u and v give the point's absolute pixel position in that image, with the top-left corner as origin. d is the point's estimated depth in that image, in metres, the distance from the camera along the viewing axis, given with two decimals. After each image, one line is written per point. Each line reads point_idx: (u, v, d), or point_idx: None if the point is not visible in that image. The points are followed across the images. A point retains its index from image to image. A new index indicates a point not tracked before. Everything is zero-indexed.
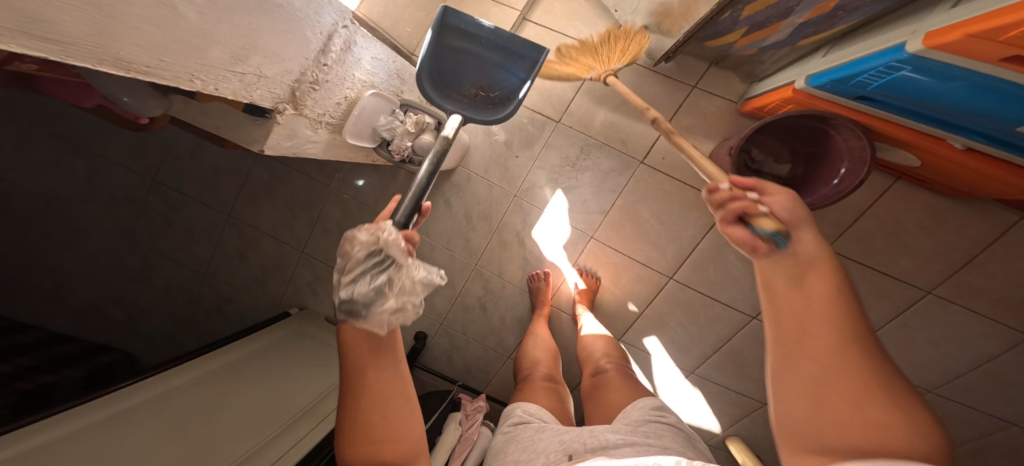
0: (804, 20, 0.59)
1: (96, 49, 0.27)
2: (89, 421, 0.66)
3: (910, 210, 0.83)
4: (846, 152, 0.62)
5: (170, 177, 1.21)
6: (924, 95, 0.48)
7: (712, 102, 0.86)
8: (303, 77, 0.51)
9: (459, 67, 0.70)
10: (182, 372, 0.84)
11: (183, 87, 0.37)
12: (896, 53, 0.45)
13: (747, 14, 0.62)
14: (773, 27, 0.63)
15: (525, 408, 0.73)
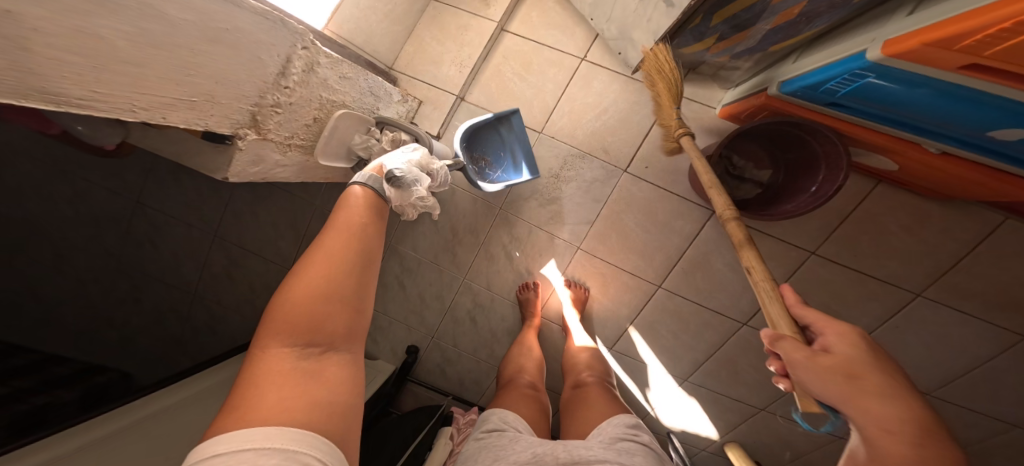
0: (772, 27, 0.58)
1: (13, 84, 0.25)
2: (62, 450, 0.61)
3: (896, 212, 0.81)
4: (823, 157, 0.61)
5: (153, 198, 1.19)
6: (894, 101, 0.47)
7: (691, 108, 0.86)
8: (262, 101, 0.50)
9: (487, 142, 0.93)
10: (165, 395, 0.80)
11: (125, 118, 0.36)
12: (858, 61, 0.44)
13: (716, 23, 0.61)
14: (743, 34, 0.62)
15: (502, 415, 0.72)
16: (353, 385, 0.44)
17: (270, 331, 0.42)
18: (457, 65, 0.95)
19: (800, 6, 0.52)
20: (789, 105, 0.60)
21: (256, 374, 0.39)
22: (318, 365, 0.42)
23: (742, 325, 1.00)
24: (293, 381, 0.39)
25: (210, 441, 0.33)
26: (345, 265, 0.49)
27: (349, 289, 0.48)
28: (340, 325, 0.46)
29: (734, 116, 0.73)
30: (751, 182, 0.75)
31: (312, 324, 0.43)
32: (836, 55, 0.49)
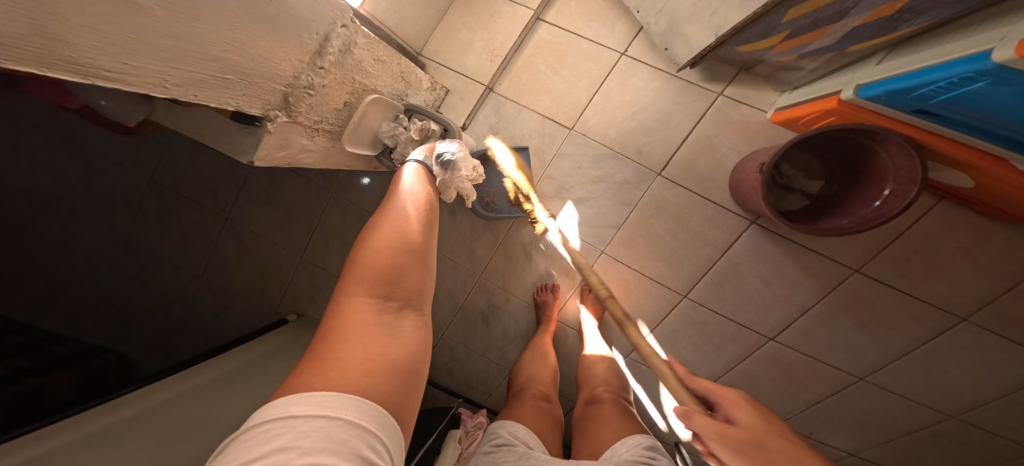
0: (859, 24, 0.53)
1: (41, 51, 0.22)
2: (45, 449, 0.57)
3: (950, 231, 0.77)
4: (892, 171, 0.54)
5: (167, 178, 1.15)
6: (1000, 109, 0.42)
7: (739, 111, 0.81)
8: (296, 81, 0.46)
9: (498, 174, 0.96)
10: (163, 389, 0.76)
11: (155, 95, 0.32)
12: (976, 62, 0.39)
13: (791, 17, 0.57)
14: (822, 31, 0.58)
15: (512, 429, 0.66)
16: (424, 347, 0.43)
17: (350, 291, 0.43)
18: (488, 54, 0.90)
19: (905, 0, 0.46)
20: (862, 110, 0.55)
21: (342, 329, 0.39)
22: (396, 321, 0.42)
23: (768, 340, 0.94)
24: (374, 339, 0.39)
25: (282, 400, 0.31)
26: (411, 228, 0.51)
27: (419, 251, 0.50)
28: (411, 283, 0.46)
29: (789, 122, 0.68)
30: (799, 193, 0.69)
31: (385, 285, 0.44)
32: (941, 56, 0.44)
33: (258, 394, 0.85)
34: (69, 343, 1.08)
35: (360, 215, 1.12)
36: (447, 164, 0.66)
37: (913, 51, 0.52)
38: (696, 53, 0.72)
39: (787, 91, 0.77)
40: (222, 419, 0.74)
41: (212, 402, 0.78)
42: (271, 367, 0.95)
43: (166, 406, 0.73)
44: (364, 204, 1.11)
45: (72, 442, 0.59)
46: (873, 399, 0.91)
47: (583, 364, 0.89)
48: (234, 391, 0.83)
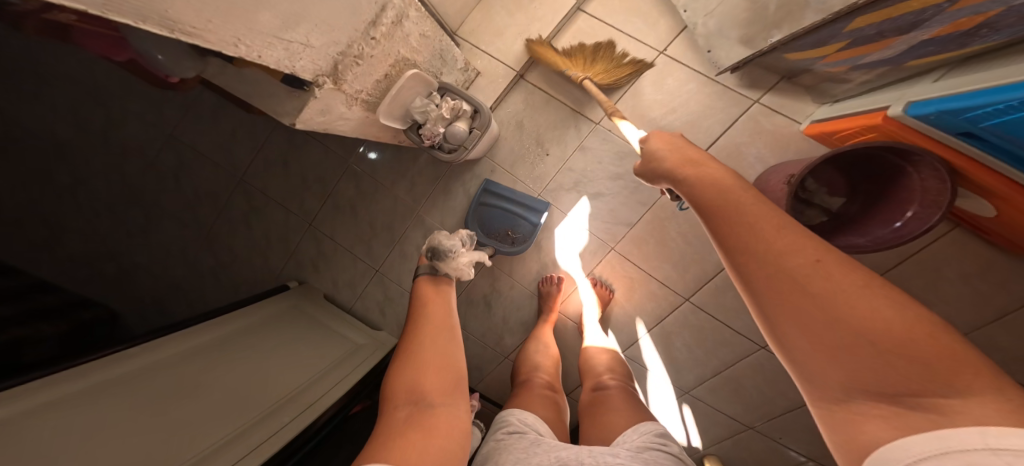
0: (930, 37, 0.48)
1: (146, 2, 0.21)
2: (28, 406, 0.56)
3: (951, 258, 0.80)
4: (920, 193, 0.56)
5: (192, 134, 1.15)
6: None
7: (773, 121, 0.78)
8: (348, 50, 0.46)
9: (495, 216, 1.04)
10: (163, 347, 0.76)
11: (225, 53, 0.31)
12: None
13: (855, 26, 0.53)
14: (885, 43, 0.53)
15: (521, 417, 0.66)
16: (462, 437, 0.43)
17: (388, 401, 0.45)
18: (524, 40, 0.89)
19: (989, 13, 0.41)
20: (908, 130, 0.52)
21: (387, 434, 0.40)
22: (429, 416, 0.43)
23: (758, 348, 0.97)
24: (416, 435, 0.39)
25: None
26: (434, 324, 0.55)
27: (443, 352, 0.52)
28: (433, 382, 0.47)
29: (821, 135, 0.69)
30: (817, 208, 0.70)
31: (421, 381, 0.46)
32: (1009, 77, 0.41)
33: (251, 361, 0.85)
34: None
35: (374, 189, 1.12)
36: (437, 268, 0.63)
37: (977, 70, 0.47)
38: (741, 59, 0.72)
39: (828, 104, 0.72)
40: (216, 387, 0.75)
41: (204, 368, 0.78)
42: (267, 338, 0.95)
43: (158, 369, 0.73)
44: (379, 178, 1.11)
45: (65, 399, 0.60)
46: None
47: (586, 357, 0.92)
48: (229, 356, 0.84)
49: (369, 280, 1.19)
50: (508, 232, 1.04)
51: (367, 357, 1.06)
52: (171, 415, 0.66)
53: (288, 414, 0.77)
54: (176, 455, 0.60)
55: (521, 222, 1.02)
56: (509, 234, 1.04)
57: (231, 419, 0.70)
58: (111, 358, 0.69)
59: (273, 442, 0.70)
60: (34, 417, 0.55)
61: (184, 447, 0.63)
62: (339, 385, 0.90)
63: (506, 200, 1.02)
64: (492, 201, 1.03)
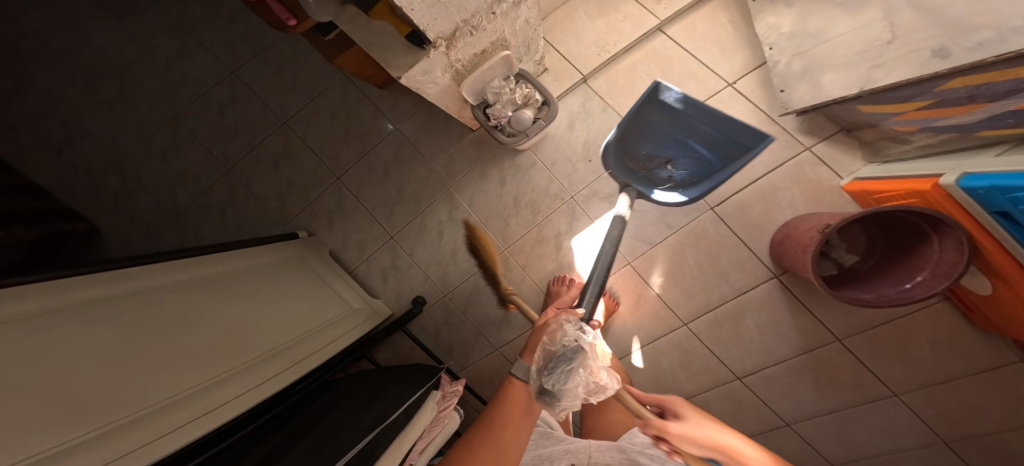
0: (1017, 109, 0.44)
1: None
2: (93, 295, 0.56)
3: (939, 333, 0.84)
4: (934, 263, 0.61)
5: (248, 63, 1.12)
6: None
7: (817, 171, 0.84)
8: (470, 20, 0.49)
9: (649, 139, 0.73)
10: (191, 265, 0.76)
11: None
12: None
13: (947, 86, 0.49)
14: (967, 108, 0.50)
15: None
16: None
17: None
18: (600, 46, 0.93)
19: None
20: (949, 198, 0.58)
21: None
22: None
23: (733, 379, 1.02)
24: None
25: None
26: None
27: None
28: None
29: (861, 190, 0.74)
30: (832, 260, 0.78)
31: None
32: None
33: (251, 304, 0.85)
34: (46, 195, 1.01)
35: (412, 158, 1.13)
36: (553, 398, 0.56)
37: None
38: (815, 103, 0.71)
39: (874, 163, 0.79)
40: (228, 320, 0.76)
41: (213, 300, 0.75)
42: (266, 283, 0.94)
43: (171, 290, 0.69)
44: (419, 149, 1.12)
45: (116, 294, 0.60)
46: (791, 444, 1.01)
47: None
48: (242, 293, 0.84)
49: (380, 246, 1.20)
50: (665, 165, 0.74)
51: (354, 324, 1.09)
52: (196, 335, 0.67)
53: (273, 369, 0.80)
54: (179, 381, 0.59)
55: (689, 157, 0.73)
56: (665, 167, 0.74)
57: (235, 356, 0.72)
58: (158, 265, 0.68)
59: (256, 393, 0.73)
60: (91, 310, 0.54)
61: (199, 369, 0.64)
62: (320, 351, 0.93)
63: (679, 117, 0.70)
64: (651, 118, 0.72)
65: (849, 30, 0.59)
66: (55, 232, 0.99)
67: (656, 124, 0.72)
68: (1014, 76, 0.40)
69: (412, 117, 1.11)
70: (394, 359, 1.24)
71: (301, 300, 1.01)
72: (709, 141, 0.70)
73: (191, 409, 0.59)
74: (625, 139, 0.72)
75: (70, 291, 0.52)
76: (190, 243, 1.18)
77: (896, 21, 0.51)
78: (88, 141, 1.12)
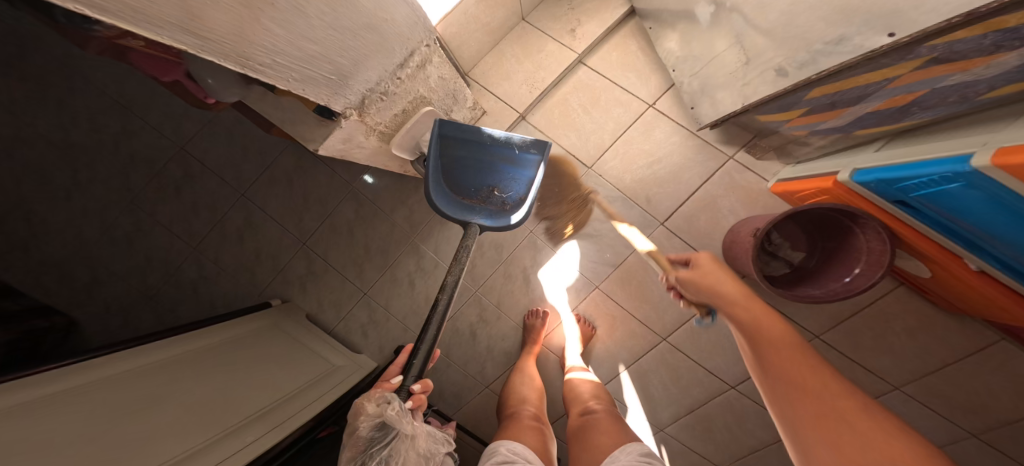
0: (873, 110, 0.51)
1: (231, 48, 0.30)
2: (23, 399, 0.56)
3: (904, 313, 0.84)
4: (866, 253, 0.63)
5: (200, 144, 1.15)
6: (966, 212, 0.44)
7: (746, 177, 0.88)
8: (376, 87, 0.53)
9: (469, 171, 0.72)
10: (147, 353, 0.76)
11: (283, 88, 0.39)
12: (957, 163, 0.40)
13: (812, 96, 0.54)
14: (837, 112, 0.56)
15: (510, 447, 0.64)
16: None
17: None
18: (529, 85, 0.98)
19: (919, 93, 0.43)
20: (853, 193, 0.61)
21: None
22: None
23: (728, 387, 1.00)
24: None
25: None
26: None
27: None
28: None
29: (785, 192, 0.78)
30: (781, 260, 0.80)
31: None
32: (919, 155, 0.47)
33: (222, 377, 0.81)
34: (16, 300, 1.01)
35: (373, 211, 1.15)
36: None
37: (909, 143, 0.52)
38: (719, 116, 0.75)
39: (791, 164, 0.83)
40: (194, 394, 0.73)
41: (178, 380, 0.74)
42: (239, 356, 0.90)
43: (121, 382, 0.68)
44: (378, 200, 1.15)
45: (53, 393, 0.60)
46: None
47: (569, 387, 0.91)
48: (213, 366, 0.82)
49: (355, 302, 1.19)
50: (494, 194, 0.73)
51: (341, 378, 1.02)
52: (149, 416, 0.64)
53: (252, 433, 0.73)
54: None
55: (510, 175, 0.72)
56: (495, 194, 0.73)
57: (201, 428, 0.68)
58: (111, 358, 0.70)
59: (233, 460, 0.66)
60: (15, 416, 0.53)
61: (153, 447, 0.59)
62: (308, 407, 0.86)
63: (475, 148, 0.70)
64: (457, 152, 0.69)
65: (722, 50, 0.64)
66: (33, 331, 0.98)
67: (464, 156, 0.70)
68: (856, 85, 0.47)
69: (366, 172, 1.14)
70: None
71: (284, 365, 0.97)
72: (512, 161, 0.71)
73: None
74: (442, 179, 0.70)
75: None
76: (169, 326, 1.18)
77: (747, 47, 0.58)
78: (53, 242, 1.13)
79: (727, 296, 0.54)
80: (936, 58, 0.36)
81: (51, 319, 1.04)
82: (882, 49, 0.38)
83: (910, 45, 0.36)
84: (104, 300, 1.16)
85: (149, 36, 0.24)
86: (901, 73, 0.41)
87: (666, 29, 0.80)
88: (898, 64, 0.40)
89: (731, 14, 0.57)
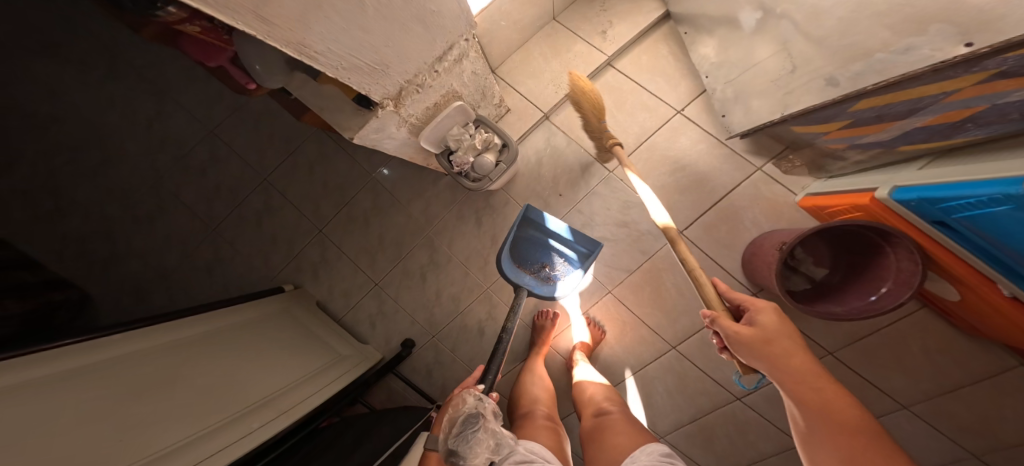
0: (924, 125, 0.50)
1: (293, 35, 0.30)
2: (79, 363, 0.57)
3: (922, 335, 0.83)
4: (894, 272, 0.62)
5: (225, 126, 1.16)
6: (1012, 236, 0.43)
7: (771, 189, 0.87)
8: (414, 79, 0.53)
9: (529, 248, 0.93)
10: (180, 328, 0.76)
11: (330, 74, 0.39)
12: (1008, 185, 0.39)
13: (857, 107, 0.54)
14: (883, 125, 0.55)
15: (526, 445, 0.61)
16: None
17: None
18: (556, 85, 0.98)
19: (977, 109, 0.42)
20: (889, 211, 0.60)
21: None
22: None
23: (734, 399, 0.99)
24: None
25: None
26: None
27: None
28: None
29: (815, 206, 0.77)
30: (802, 276, 0.79)
31: None
32: (965, 174, 0.46)
33: (238, 359, 0.82)
34: (34, 270, 1.02)
35: (391, 203, 1.15)
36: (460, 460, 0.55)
37: (955, 162, 0.52)
38: (753, 125, 0.76)
39: (822, 178, 0.82)
40: (214, 374, 0.74)
41: (201, 358, 0.75)
42: (255, 340, 0.91)
43: (154, 353, 0.68)
44: (395, 193, 1.15)
45: (102, 358, 0.60)
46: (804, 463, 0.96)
47: (578, 390, 0.91)
48: (231, 347, 0.83)
49: (366, 292, 1.19)
50: (543, 268, 0.93)
51: (344, 370, 1.05)
52: (176, 394, 0.65)
53: (258, 420, 0.76)
54: (155, 445, 0.57)
55: (561, 262, 0.93)
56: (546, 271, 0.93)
57: (215, 411, 0.69)
58: (153, 328, 0.71)
59: (239, 446, 0.69)
60: (72, 380, 0.54)
61: (175, 427, 0.61)
62: (309, 399, 0.89)
63: (542, 233, 0.92)
64: (527, 231, 0.92)
65: (764, 58, 0.65)
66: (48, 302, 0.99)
67: (531, 235, 0.92)
68: (909, 97, 0.46)
69: (387, 165, 1.15)
70: (387, 404, 1.19)
71: (292, 351, 0.98)
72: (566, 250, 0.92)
73: None
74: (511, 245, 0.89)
75: (52, 362, 0.52)
76: (181, 305, 1.19)
77: (793, 55, 0.59)
78: (73, 215, 1.14)
79: (769, 332, 0.48)
80: (1003, 72, 0.35)
81: (66, 292, 1.05)
82: (951, 61, 0.37)
83: (978, 58, 0.35)
84: (120, 276, 1.17)
85: (221, 17, 0.24)
86: (961, 87, 0.40)
87: (702, 35, 0.82)
88: (961, 77, 0.39)
89: (779, 20, 0.58)
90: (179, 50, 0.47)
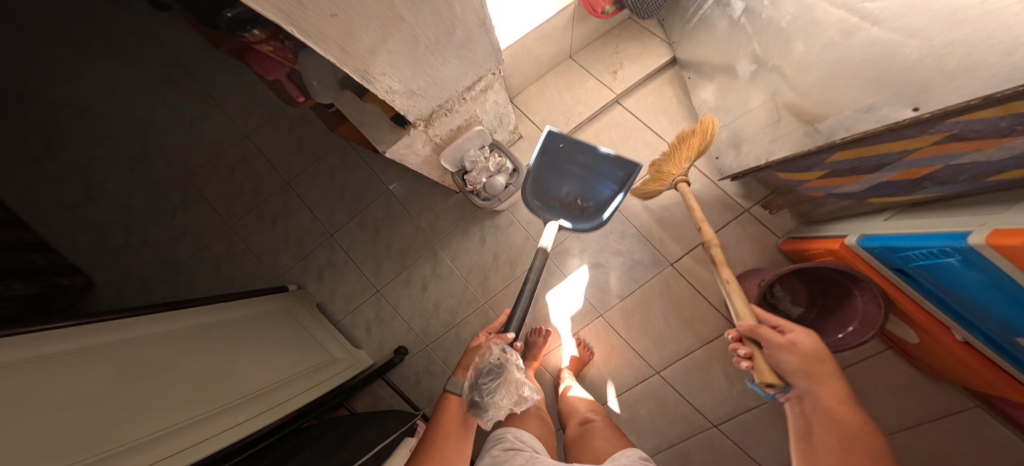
0: (889, 179, 0.57)
1: (361, 63, 0.37)
2: (88, 343, 0.59)
3: (890, 374, 0.86)
4: (860, 313, 0.67)
5: (255, 128, 1.23)
6: (960, 285, 0.49)
7: (757, 229, 0.94)
8: (444, 104, 0.60)
9: (558, 179, 0.88)
10: (184, 316, 0.78)
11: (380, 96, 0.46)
12: (954, 239, 0.45)
13: (833, 159, 0.61)
14: (855, 178, 0.62)
15: (516, 434, 0.67)
16: None
17: None
18: (568, 116, 1.07)
19: (933, 168, 0.50)
20: (857, 256, 0.66)
21: None
22: None
23: (710, 426, 1.01)
24: None
25: None
26: None
27: None
28: None
29: (794, 249, 0.84)
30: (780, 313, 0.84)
31: None
32: (922, 228, 0.52)
33: (234, 352, 0.84)
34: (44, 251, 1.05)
35: (402, 214, 1.21)
36: (482, 403, 0.61)
37: (915, 216, 0.58)
38: (742, 169, 0.83)
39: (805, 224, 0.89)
40: (209, 365, 0.76)
41: (199, 348, 0.77)
42: (251, 334, 0.93)
43: (157, 339, 0.71)
44: (406, 204, 1.21)
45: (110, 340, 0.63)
46: None
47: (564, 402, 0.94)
48: (229, 339, 0.85)
49: (366, 298, 1.22)
50: (576, 202, 0.88)
51: (334, 373, 1.06)
52: (171, 381, 0.67)
53: (245, 413, 0.77)
54: (145, 429, 0.58)
55: (594, 188, 0.87)
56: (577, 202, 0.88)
57: (207, 400, 0.71)
58: (160, 315, 0.73)
59: (225, 437, 0.70)
60: (77, 358, 0.56)
61: (166, 412, 0.63)
62: (296, 398, 0.90)
63: (570, 161, 0.85)
64: (553, 162, 0.86)
65: (757, 105, 0.73)
66: (53, 285, 1.01)
67: (558, 165, 0.86)
68: (876, 153, 0.53)
69: (403, 179, 1.21)
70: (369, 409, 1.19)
71: (286, 349, 1.00)
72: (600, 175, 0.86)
73: (152, 453, 0.57)
74: (536, 179, 0.85)
75: (61, 340, 0.55)
76: (182, 297, 1.21)
77: (779, 106, 0.67)
78: (93, 201, 1.18)
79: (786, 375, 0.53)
80: (955, 135, 0.42)
81: (72, 278, 1.08)
82: (903, 122, 0.44)
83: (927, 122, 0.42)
84: (127, 262, 1.20)
85: (312, 45, 0.31)
86: (920, 146, 0.47)
87: (704, 81, 0.92)
88: (919, 137, 0.46)
89: (770, 72, 0.67)
90: (246, 63, 0.55)
